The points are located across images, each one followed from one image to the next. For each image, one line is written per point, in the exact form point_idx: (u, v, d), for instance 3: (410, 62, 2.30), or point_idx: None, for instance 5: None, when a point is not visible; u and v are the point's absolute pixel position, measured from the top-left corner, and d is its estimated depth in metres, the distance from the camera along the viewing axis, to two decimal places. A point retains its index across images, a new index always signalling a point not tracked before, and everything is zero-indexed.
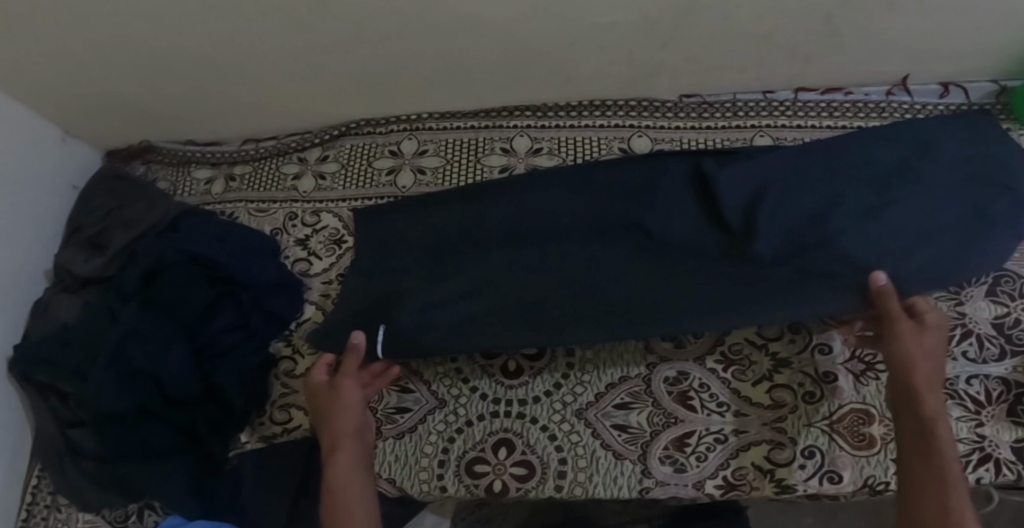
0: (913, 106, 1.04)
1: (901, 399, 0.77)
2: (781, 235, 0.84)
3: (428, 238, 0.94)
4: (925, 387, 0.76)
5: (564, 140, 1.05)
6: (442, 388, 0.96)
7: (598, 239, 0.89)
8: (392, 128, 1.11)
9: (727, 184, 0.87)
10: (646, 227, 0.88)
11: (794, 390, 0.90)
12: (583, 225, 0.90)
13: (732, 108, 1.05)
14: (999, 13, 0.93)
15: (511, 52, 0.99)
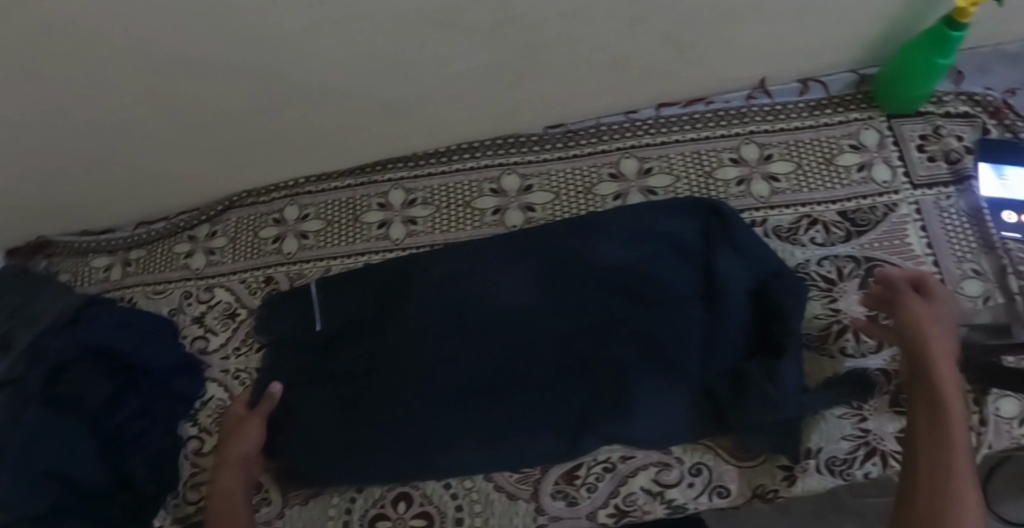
0: (773, 108, 1.06)
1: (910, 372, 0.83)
2: (602, 308, 0.97)
3: (349, 314, 1.02)
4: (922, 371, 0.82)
5: (436, 188, 1.07)
6: (349, 464, 0.94)
7: (504, 279, 1.00)
8: (272, 196, 1.12)
9: (566, 295, 0.98)
10: (523, 296, 0.99)
11: (690, 448, 0.92)
12: (491, 284, 1.00)
13: (597, 133, 1.06)
14: (836, 10, 0.93)
15: (375, 106, 1.00)
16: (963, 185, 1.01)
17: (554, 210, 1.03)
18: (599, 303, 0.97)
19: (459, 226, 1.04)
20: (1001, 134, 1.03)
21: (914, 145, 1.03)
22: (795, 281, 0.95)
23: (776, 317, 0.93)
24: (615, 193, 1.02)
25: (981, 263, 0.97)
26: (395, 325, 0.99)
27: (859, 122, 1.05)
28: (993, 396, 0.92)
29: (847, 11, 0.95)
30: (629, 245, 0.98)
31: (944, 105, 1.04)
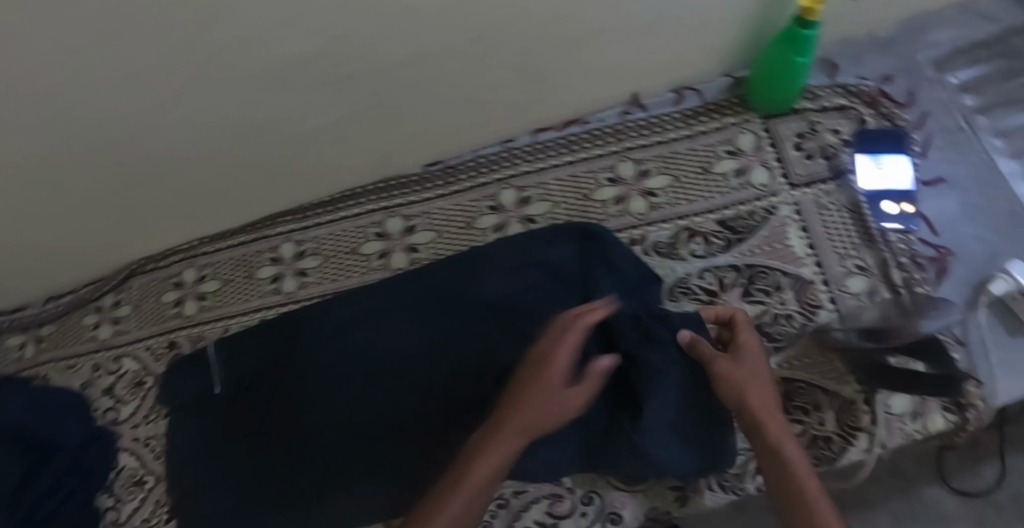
0: (649, 122, 1.05)
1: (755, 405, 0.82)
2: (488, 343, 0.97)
3: (247, 374, 1.03)
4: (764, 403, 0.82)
5: (325, 238, 1.08)
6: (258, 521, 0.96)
7: (395, 321, 1.01)
8: (169, 260, 1.12)
9: (455, 333, 0.98)
10: (411, 338, 0.99)
11: (580, 477, 0.92)
12: (382, 328, 1.01)
13: (475, 167, 1.07)
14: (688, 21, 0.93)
15: (247, 168, 0.99)
16: (841, 180, 1.00)
17: (437, 249, 1.04)
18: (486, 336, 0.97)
19: (349, 274, 1.06)
20: (879, 122, 1.03)
21: (791, 144, 1.02)
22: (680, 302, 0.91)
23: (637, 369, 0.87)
24: (495, 224, 1.03)
25: (864, 258, 0.96)
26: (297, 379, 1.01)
27: (734, 126, 1.04)
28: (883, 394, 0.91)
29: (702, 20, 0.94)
30: (508, 280, 0.98)
31: (819, 100, 1.04)
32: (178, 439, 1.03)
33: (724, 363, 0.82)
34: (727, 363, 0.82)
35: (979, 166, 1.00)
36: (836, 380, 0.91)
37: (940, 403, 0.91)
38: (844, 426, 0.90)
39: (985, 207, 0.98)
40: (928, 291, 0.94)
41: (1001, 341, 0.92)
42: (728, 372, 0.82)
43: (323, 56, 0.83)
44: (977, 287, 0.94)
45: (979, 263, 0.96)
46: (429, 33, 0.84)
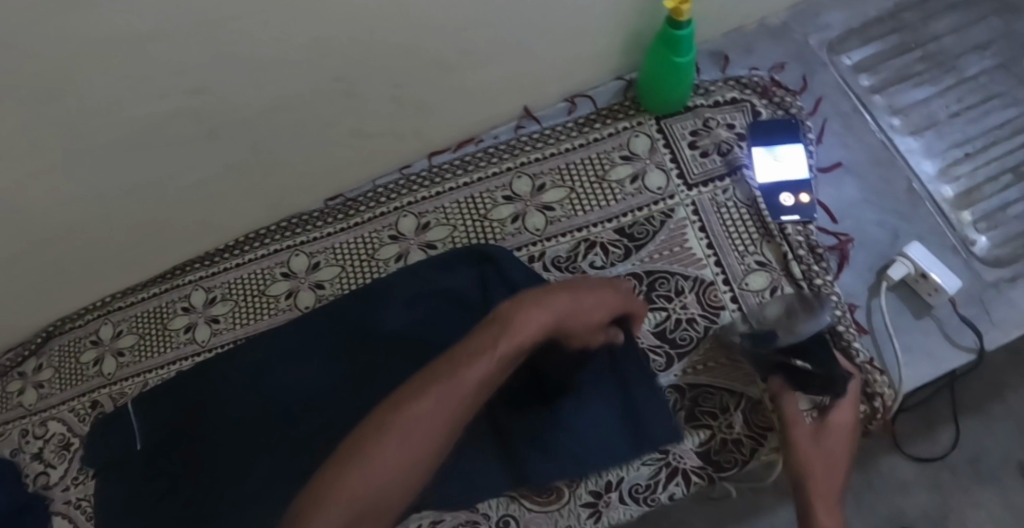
0: (543, 134, 1.05)
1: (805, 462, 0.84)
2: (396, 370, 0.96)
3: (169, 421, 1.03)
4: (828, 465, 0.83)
5: (233, 282, 1.08)
6: None
7: (306, 362, 1.00)
8: (86, 318, 1.12)
9: (365, 365, 0.98)
10: (325, 376, 0.99)
11: (497, 502, 0.90)
12: (291, 366, 1.01)
13: (375, 196, 1.06)
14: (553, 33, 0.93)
15: (139, 225, 0.99)
16: (737, 175, 0.98)
17: (342, 283, 1.04)
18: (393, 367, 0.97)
19: (258, 317, 1.06)
20: (773, 113, 1.01)
21: (685, 143, 1.01)
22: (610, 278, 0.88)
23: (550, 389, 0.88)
24: (396, 254, 1.03)
25: (764, 254, 0.95)
26: (215, 421, 1.00)
27: (628, 130, 1.03)
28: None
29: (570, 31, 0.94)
30: (412, 310, 0.98)
31: (712, 95, 1.03)
32: (105, 498, 1.01)
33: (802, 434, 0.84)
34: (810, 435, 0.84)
35: (874, 148, 1.00)
36: (742, 381, 0.91)
37: None
38: (752, 427, 0.90)
39: (883, 189, 0.98)
40: (830, 282, 0.92)
41: (905, 325, 0.92)
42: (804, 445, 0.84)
43: (183, 115, 0.84)
44: (880, 273, 0.94)
45: (880, 248, 0.95)
46: (287, 79, 0.85)
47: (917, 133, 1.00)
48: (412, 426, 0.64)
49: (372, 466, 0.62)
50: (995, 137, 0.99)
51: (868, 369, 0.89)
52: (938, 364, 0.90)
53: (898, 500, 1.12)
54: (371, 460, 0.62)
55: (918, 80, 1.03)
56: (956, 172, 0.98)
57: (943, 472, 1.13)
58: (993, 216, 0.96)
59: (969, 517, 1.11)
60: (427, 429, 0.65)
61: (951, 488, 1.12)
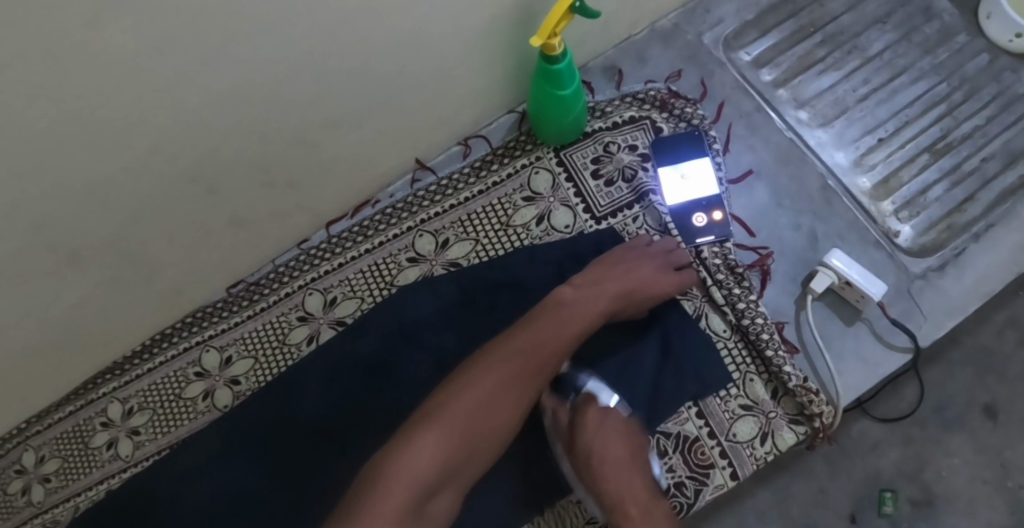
0: (439, 185, 0.99)
1: (586, 471, 0.79)
2: (328, 455, 0.91)
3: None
4: (600, 464, 0.79)
5: (148, 390, 1.03)
6: None
7: (223, 463, 0.94)
8: (7, 447, 1.07)
9: (289, 457, 0.92)
10: (247, 473, 0.92)
11: None
12: (205, 466, 0.94)
13: (276, 277, 1.01)
14: (415, 85, 0.87)
15: (30, 359, 0.93)
16: (645, 201, 0.93)
17: (258, 375, 0.99)
18: (322, 454, 0.92)
19: (178, 423, 1.01)
20: (674, 126, 0.96)
21: (588, 173, 0.95)
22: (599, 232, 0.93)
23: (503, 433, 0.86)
24: (308, 336, 0.98)
25: None
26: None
27: (527, 168, 0.97)
28: (740, 405, 0.87)
29: (433, 78, 0.88)
30: (330, 395, 0.94)
31: (609, 117, 0.97)
32: None
33: (569, 449, 0.81)
34: (571, 442, 0.81)
35: (782, 146, 0.96)
36: (676, 422, 0.87)
37: (786, 418, 0.86)
38: (693, 468, 0.86)
39: (795, 189, 0.94)
40: (754, 302, 0.88)
41: (837, 333, 0.89)
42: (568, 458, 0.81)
43: (35, 250, 0.78)
44: (804, 283, 0.90)
45: (802, 254, 0.92)
46: (139, 189, 0.79)
47: (826, 125, 0.97)
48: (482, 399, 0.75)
49: (441, 434, 0.72)
50: (905, 118, 0.97)
51: (803, 392, 0.85)
52: (874, 368, 0.87)
53: (871, 463, 1.02)
54: (456, 428, 0.73)
55: (822, 67, 1.00)
56: (871, 160, 0.96)
57: (911, 428, 1.03)
58: (913, 202, 0.94)
59: (943, 468, 1.02)
60: (492, 401, 0.76)
61: (921, 442, 1.03)
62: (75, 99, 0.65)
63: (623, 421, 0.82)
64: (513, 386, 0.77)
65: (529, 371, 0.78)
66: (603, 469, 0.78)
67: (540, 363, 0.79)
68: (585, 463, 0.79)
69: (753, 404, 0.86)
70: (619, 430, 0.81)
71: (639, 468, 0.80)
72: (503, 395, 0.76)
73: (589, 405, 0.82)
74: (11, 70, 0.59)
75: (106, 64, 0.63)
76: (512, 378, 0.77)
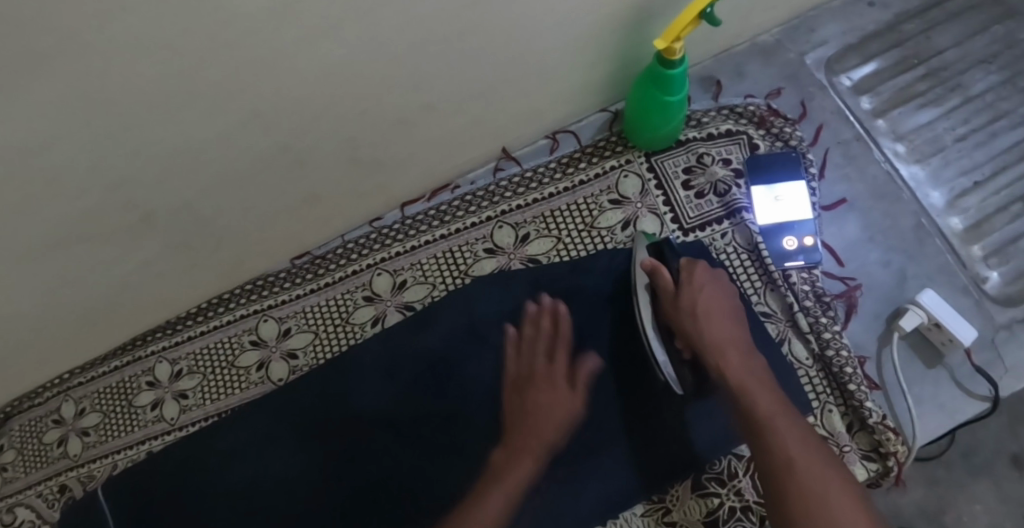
0: (523, 177, 0.97)
1: (693, 343, 0.82)
2: (389, 438, 0.91)
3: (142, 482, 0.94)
4: (718, 352, 0.80)
5: (199, 353, 1.00)
6: None
7: (279, 440, 0.93)
8: (46, 395, 1.04)
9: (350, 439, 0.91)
10: (309, 448, 0.92)
11: None
12: (261, 437, 0.93)
13: (344, 253, 0.98)
14: (518, 77, 0.84)
15: (84, 313, 0.90)
16: (736, 218, 0.91)
17: (316, 352, 0.97)
18: (382, 439, 0.91)
19: (228, 392, 0.98)
20: (770, 145, 0.94)
21: (679, 183, 0.93)
22: (692, 244, 0.90)
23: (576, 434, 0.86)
24: (372, 317, 0.96)
25: (768, 304, 0.89)
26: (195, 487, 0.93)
27: (616, 170, 0.95)
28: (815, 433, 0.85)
29: (537, 72, 0.85)
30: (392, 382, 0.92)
31: (705, 127, 0.95)
32: None
33: (670, 304, 0.83)
34: (674, 295, 0.82)
35: (878, 180, 0.94)
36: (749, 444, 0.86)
37: (859, 453, 0.85)
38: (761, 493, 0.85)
39: (888, 224, 0.93)
40: (838, 333, 0.87)
41: (916, 375, 0.88)
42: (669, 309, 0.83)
43: (111, 207, 0.75)
44: (889, 321, 0.89)
45: (887, 292, 0.90)
46: (230, 156, 0.76)
47: (922, 161, 0.96)
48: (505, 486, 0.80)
49: None
50: (1002, 164, 0.95)
51: (881, 429, 0.84)
52: (952, 415, 0.86)
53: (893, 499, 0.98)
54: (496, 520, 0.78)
55: (922, 101, 0.98)
56: (964, 203, 0.94)
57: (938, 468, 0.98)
58: (1003, 250, 0.92)
59: (964, 514, 0.96)
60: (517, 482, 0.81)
61: (946, 484, 0.98)
62: (189, 56, 0.61)
63: (720, 279, 0.85)
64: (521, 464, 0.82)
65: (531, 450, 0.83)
66: (712, 341, 0.81)
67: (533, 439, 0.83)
68: (685, 310, 0.82)
69: (829, 434, 0.85)
70: (716, 291, 0.84)
71: (738, 330, 0.83)
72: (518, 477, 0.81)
73: (694, 270, 0.84)
74: (133, 17, 0.55)
75: (236, 25, 0.60)
76: (519, 458, 0.82)
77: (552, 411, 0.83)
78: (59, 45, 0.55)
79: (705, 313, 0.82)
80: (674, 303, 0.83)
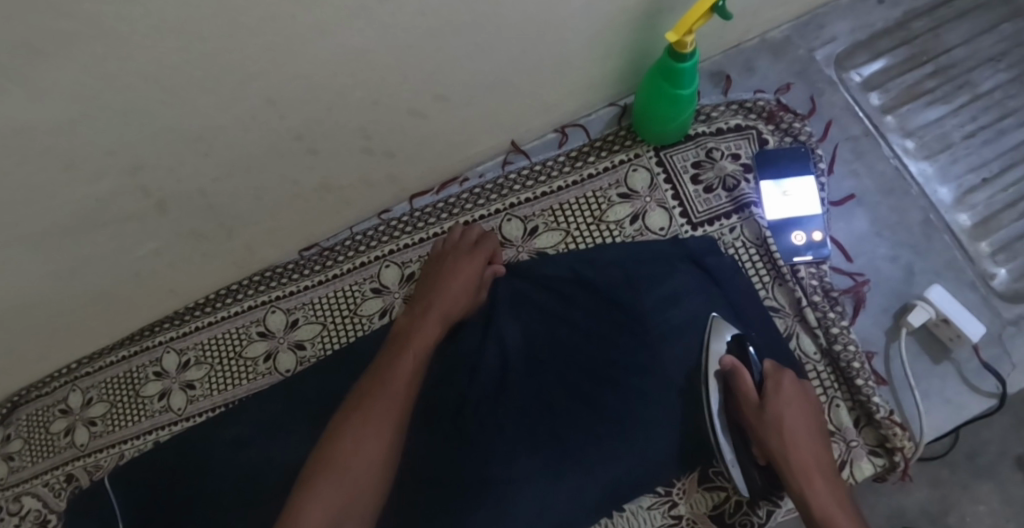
0: (531, 170, 0.97)
1: (777, 459, 0.79)
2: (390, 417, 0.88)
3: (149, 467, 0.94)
4: (802, 471, 0.78)
5: (206, 345, 1.00)
6: None
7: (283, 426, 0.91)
8: (53, 385, 1.04)
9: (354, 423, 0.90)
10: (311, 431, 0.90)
11: None
12: (267, 420, 0.92)
13: (354, 245, 0.99)
14: (529, 69, 0.84)
15: (93, 301, 0.90)
16: (744, 212, 0.92)
17: (323, 343, 0.97)
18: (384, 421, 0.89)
19: (235, 382, 0.98)
20: (779, 139, 0.94)
21: (687, 177, 0.94)
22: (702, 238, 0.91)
23: (586, 416, 0.83)
24: (381, 309, 0.97)
25: (777, 298, 0.90)
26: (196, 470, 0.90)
27: (625, 164, 0.96)
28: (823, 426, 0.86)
29: (548, 65, 0.85)
30: None
31: (714, 122, 0.95)
32: None
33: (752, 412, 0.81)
34: (757, 404, 0.81)
35: (886, 175, 0.94)
36: None
37: (866, 448, 0.85)
38: (767, 487, 0.86)
39: (896, 220, 0.93)
40: (846, 328, 0.88)
41: (924, 370, 0.88)
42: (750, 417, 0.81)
43: (122, 194, 0.75)
44: (897, 316, 0.89)
45: (896, 286, 0.91)
46: (241, 145, 0.76)
47: (931, 157, 0.96)
48: (415, 346, 0.83)
49: (383, 405, 0.77)
50: (1011, 161, 0.95)
51: (889, 424, 0.84)
52: (959, 410, 0.87)
53: (896, 500, 0.98)
54: (394, 374, 0.80)
55: (931, 98, 0.98)
56: (973, 200, 0.94)
57: (943, 468, 0.98)
58: (1011, 247, 0.92)
59: (967, 514, 0.97)
60: (422, 344, 0.84)
61: (949, 485, 0.98)
62: (204, 44, 0.61)
63: (808, 392, 0.83)
64: (428, 331, 0.85)
65: (437, 319, 0.86)
66: (795, 461, 0.78)
67: (438, 306, 0.87)
68: (771, 424, 0.79)
69: (835, 429, 0.85)
70: (804, 406, 0.81)
71: (823, 446, 0.80)
72: (423, 341, 0.84)
73: (780, 380, 0.81)
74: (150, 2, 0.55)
75: (251, 11, 0.60)
76: (426, 325, 0.85)
77: (458, 278, 0.89)
78: (76, 29, 0.55)
79: (789, 428, 0.79)
80: (757, 414, 0.81)
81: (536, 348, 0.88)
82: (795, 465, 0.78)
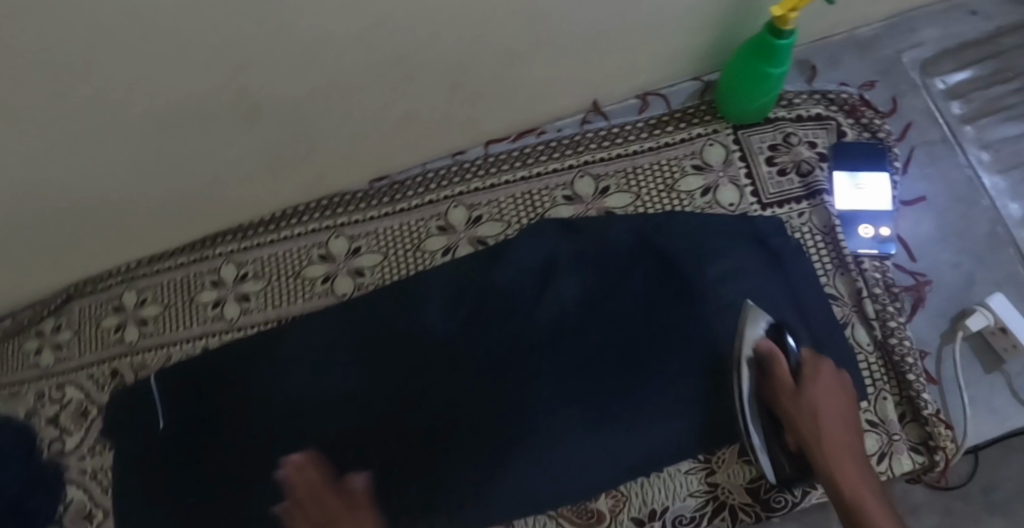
0: (609, 132, 0.99)
1: (808, 442, 0.81)
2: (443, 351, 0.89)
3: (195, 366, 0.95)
4: (831, 453, 0.79)
5: (266, 260, 1.02)
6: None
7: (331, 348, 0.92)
8: (110, 282, 1.05)
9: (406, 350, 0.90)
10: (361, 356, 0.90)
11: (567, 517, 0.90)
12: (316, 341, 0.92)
13: (425, 181, 1.01)
14: (630, 30, 0.85)
15: (170, 200, 0.92)
16: (816, 200, 0.93)
17: (382, 272, 0.99)
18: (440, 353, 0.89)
19: (290, 300, 1.00)
20: (858, 134, 0.95)
21: (763, 158, 0.95)
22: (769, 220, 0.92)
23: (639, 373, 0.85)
24: (444, 246, 0.98)
25: (837, 286, 0.91)
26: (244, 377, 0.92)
27: (702, 137, 0.97)
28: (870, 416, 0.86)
29: (648, 28, 0.86)
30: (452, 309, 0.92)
31: (795, 108, 0.96)
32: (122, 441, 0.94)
33: (785, 395, 0.82)
34: (793, 388, 0.82)
35: (958, 183, 0.96)
36: None
37: (908, 444, 0.86)
38: None
39: (963, 228, 0.94)
40: (903, 324, 0.89)
41: (974, 377, 0.89)
42: (783, 399, 0.82)
43: (226, 91, 0.76)
44: (954, 320, 0.90)
45: (956, 292, 0.91)
46: (347, 61, 0.78)
47: (1004, 172, 0.97)
48: None
49: None
50: None
51: (934, 422, 0.85)
52: (1004, 421, 0.87)
53: None
54: None
55: (1011, 114, 0.98)
56: None
57: None
58: None
59: None
60: None
61: None
62: None
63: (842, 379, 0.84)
64: None
65: None
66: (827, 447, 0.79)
67: None
68: (806, 409, 0.81)
69: (880, 420, 0.86)
70: (836, 393, 0.83)
71: (855, 436, 0.82)
72: None
73: (820, 371, 0.83)
74: None
75: None
76: None
77: None
78: None
79: (823, 416, 0.81)
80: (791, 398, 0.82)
81: (599, 303, 0.89)
82: (826, 450, 0.80)
